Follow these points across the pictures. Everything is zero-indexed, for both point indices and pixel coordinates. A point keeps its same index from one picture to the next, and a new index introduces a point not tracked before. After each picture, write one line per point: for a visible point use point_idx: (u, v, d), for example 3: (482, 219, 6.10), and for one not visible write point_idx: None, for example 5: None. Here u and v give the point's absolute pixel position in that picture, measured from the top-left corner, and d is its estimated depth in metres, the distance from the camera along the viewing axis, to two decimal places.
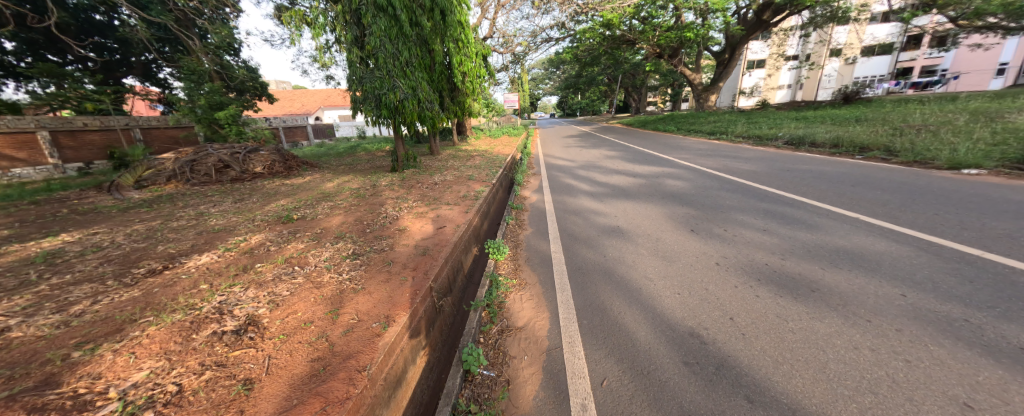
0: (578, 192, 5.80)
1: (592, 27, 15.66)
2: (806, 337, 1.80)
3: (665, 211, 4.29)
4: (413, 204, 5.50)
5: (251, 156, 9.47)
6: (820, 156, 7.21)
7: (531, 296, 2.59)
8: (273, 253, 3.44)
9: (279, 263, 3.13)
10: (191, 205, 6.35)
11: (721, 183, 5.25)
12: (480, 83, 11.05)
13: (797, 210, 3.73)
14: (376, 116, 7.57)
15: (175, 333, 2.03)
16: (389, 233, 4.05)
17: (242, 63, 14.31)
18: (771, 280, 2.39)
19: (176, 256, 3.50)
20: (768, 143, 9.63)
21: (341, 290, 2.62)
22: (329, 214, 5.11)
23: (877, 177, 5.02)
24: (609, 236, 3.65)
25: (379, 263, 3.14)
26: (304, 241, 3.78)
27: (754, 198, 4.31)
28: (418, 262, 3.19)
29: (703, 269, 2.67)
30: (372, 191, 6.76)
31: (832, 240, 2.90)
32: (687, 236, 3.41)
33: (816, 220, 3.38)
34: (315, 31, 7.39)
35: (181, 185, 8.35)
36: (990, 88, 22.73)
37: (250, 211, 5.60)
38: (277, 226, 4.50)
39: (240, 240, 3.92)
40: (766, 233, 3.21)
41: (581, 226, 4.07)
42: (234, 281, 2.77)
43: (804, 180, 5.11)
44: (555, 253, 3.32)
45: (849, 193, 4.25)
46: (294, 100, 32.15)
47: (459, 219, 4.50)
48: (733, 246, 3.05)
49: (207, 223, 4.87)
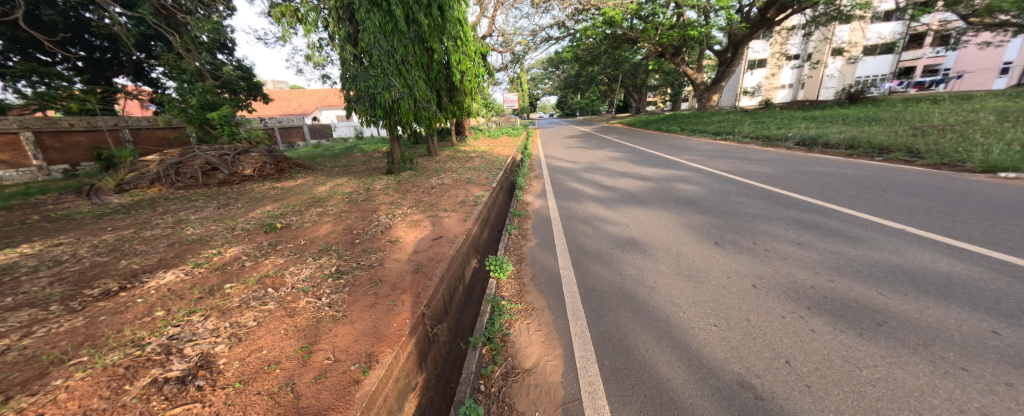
0: (585, 197, 5.42)
1: (593, 25, 15.30)
2: (892, 394, 1.44)
3: (682, 220, 3.92)
4: (408, 210, 5.13)
5: (241, 158, 9.09)
6: (837, 157, 6.88)
7: (540, 326, 2.24)
8: (247, 270, 3.06)
9: (252, 283, 2.74)
10: (171, 211, 5.95)
11: (738, 188, 4.88)
12: (479, 82, 10.68)
13: (832, 220, 3.36)
14: (370, 117, 7.18)
15: (103, 385, 1.63)
16: (379, 245, 3.67)
17: (236, 63, 13.91)
18: (824, 310, 2.04)
19: (138, 274, 3.10)
20: (778, 143, 9.30)
21: (318, 318, 2.25)
22: (317, 222, 4.72)
23: (908, 180, 4.68)
24: (624, 249, 3.27)
25: (365, 283, 2.76)
26: (284, 255, 3.39)
27: (779, 205, 3.96)
28: (410, 281, 2.82)
29: (738, 293, 2.32)
30: (365, 196, 6.38)
31: (885, 258, 2.55)
32: (711, 250, 3.05)
33: (857, 232, 3.03)
34: (307, 27, 7.03)
35: (165, 188, 7.93)
36: (994, 87, 22.11)
37: (232, 218, 5.20)
38: (258, 236, 4.09)
39: (213, 254, 3.52)
40: (802, 248, 2.87)
41: (590, 236, 3.70)
42: (196, 306, 2.39)
43: (829, 184, 4.77)
44: (564, 271, 2.95)
45: (884, 199, 3.91)
46: (291, 101, 31.73)
47: (457, 229, 4.12)
48: (767, 263, 2.70)
49: (183, 232, 4.48)
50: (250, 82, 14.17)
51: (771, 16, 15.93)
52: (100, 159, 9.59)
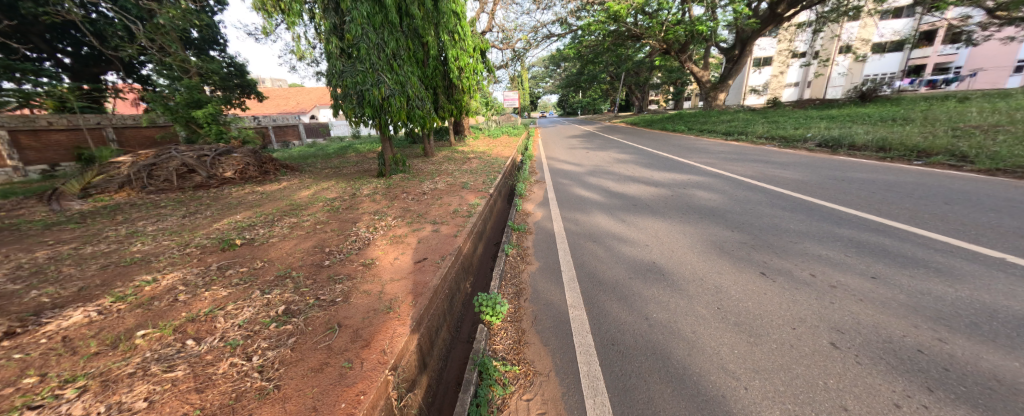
0: (591, 206, 4.78)
1: (597, 20, 14.29)
2: None
3: (710, 237, 3.27)
4: (392, 222, 4.50)
5: (221, 160, 8.45)
6: (869, 161, 6.25)
7: (544, 406, 1.65)
8: (177, 307, 2.44)
9: (170, 330, 2.10)
10: (130, 221, 5.32)
11: (768, 198, 4.25)
12: (480, 80, 9.97)
13: (901, 244, 2.74)
14: (359, 115, 6.56)
15: None
16: (349, 270, 3.04)
17: (228, 60, 13.28)
18: (955, 394, 1.42)
19: (41, 312, 2.47)
20: (796, 144, 8.69)
21: (238, 395, 1.61)
22: (285, 237, 4.08)
23: (966, 189, 4.09)
24: (647, 281, 2.64)
25: (317, 331, 2.12)
26: (228, 285, 2.75)
27: (826, 220, 3.33)
28: (379, 327, 2.17)
29: (815, 357, 1.71)
30: (349, 203, 5.77)
31: (1000, 300, 1.95)
32: (758, 283, 2.42)
33: (942, 262, 2.41)
34: (291, 19, 6.39)
35: (135, 192, 7.33)
36: (1007, 85, 21.64)
37: (191, 230, 4.56)
38: (209, 257, 3.45)
39: (145, 282, 2.87)
40: (878, 284, 2.24)
41: (603, 260, 3.07)
42: (81, 371, 1.78)
43: (874, 193, 4.15)
44: (575, 312, 2.33)
45: (951, 215, 3.29)
46: (287, 99, 31.01)
47: (445, 247, 3.48)
48: (839, 306, 2.07)
49: (129, 249, 3.85)
50: (243, 80, 13.47)
51: (781, 11, 15.24)
52: (83, 159, 9.30)
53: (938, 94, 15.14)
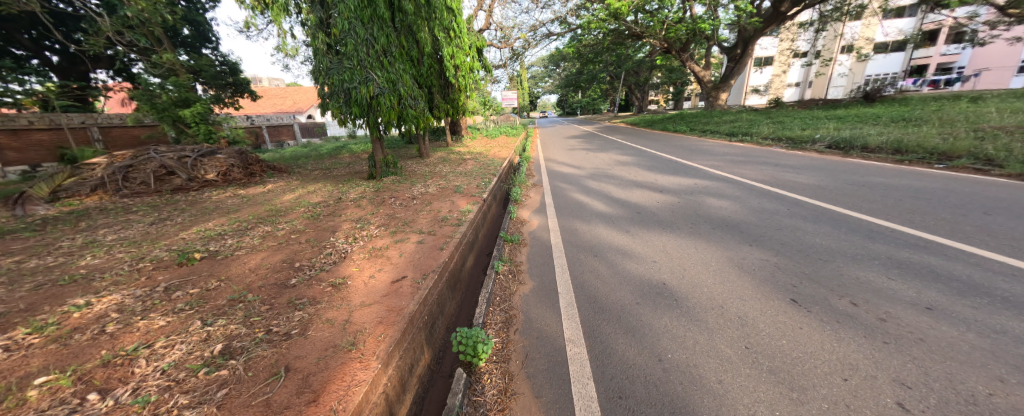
0: (591, 215, 4.38)
1: (597, 18, 13.80)
2: None
3: (727, 254, 2.89)
4: (375, 231, 4.11)
5: (203, 161, 8.02)
6: (885, 164, 5.90)
7: None
8: (96, 343, 2.02)
9: (73, 379, 1.70)
10: (92, 229, 4.88)
11: (786, 206, 3.88)
12: (476, 78, 9.55)
13: (951, 263, 2.37)
14: (345, 115, 6.13)
15: None
16: (316, 293, 2.64)
17: (221, 58, 12.79)
18: None
19: None
20: (805, 145, 8.32)
21: None
22: (253, 249, 3.68)
23: (1001, 197, 3.73)
24: (656, 307, 2.26)
25: (259, 377, 1.74)
26: (170, 312, 2.36)
27: (857, 234, 2.96)
28: (335, 373, 1.76)
29: None
30: (332, 209, 5.37)
31: None
32: (791, 314, 2.04)
33: (1009, 289, 2.04)
34: (275, 14, 5.91)
35: (107, 196, 6.88)
36: (1010, 85, 20.64)
37: (153, 240, 4.14)
38: (162, 274, 3.06)
39: (75, 307, 2.46)
40: (939, 319, 1.86)
41: (605, 280, 2.68)
42: None
43: (902, 201, 3.79)
44: (574, 350, 1.95)
45: (997, 227, 2.93)
46: (282, 99, 30.53)
47: (429, 262, 3.09)
48: (901, 351, 1.68)
49: (75, 263, 3.43)
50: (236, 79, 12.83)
51: (785, 9, 14.82)
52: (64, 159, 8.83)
53: (945, 94, 14.74)
